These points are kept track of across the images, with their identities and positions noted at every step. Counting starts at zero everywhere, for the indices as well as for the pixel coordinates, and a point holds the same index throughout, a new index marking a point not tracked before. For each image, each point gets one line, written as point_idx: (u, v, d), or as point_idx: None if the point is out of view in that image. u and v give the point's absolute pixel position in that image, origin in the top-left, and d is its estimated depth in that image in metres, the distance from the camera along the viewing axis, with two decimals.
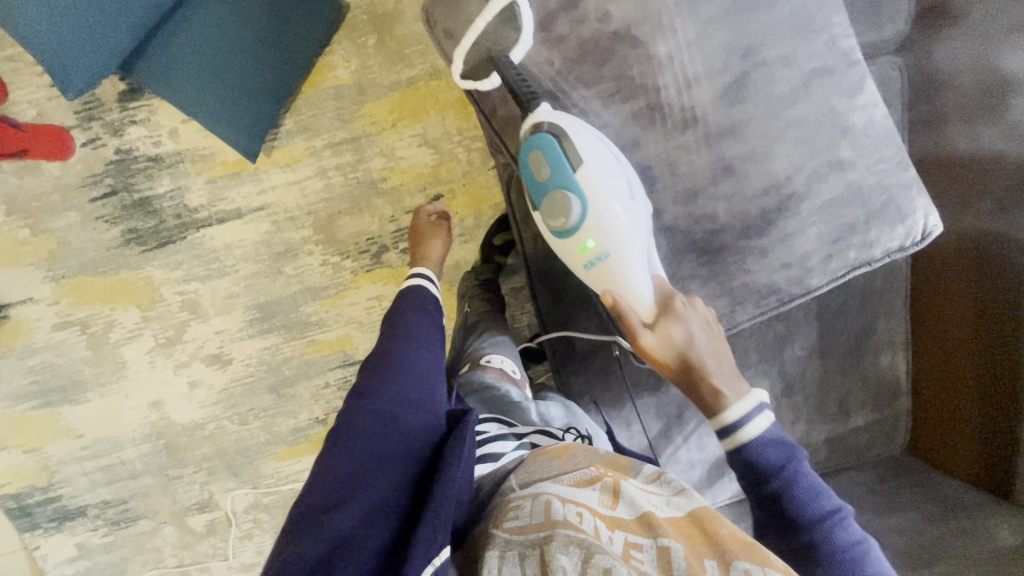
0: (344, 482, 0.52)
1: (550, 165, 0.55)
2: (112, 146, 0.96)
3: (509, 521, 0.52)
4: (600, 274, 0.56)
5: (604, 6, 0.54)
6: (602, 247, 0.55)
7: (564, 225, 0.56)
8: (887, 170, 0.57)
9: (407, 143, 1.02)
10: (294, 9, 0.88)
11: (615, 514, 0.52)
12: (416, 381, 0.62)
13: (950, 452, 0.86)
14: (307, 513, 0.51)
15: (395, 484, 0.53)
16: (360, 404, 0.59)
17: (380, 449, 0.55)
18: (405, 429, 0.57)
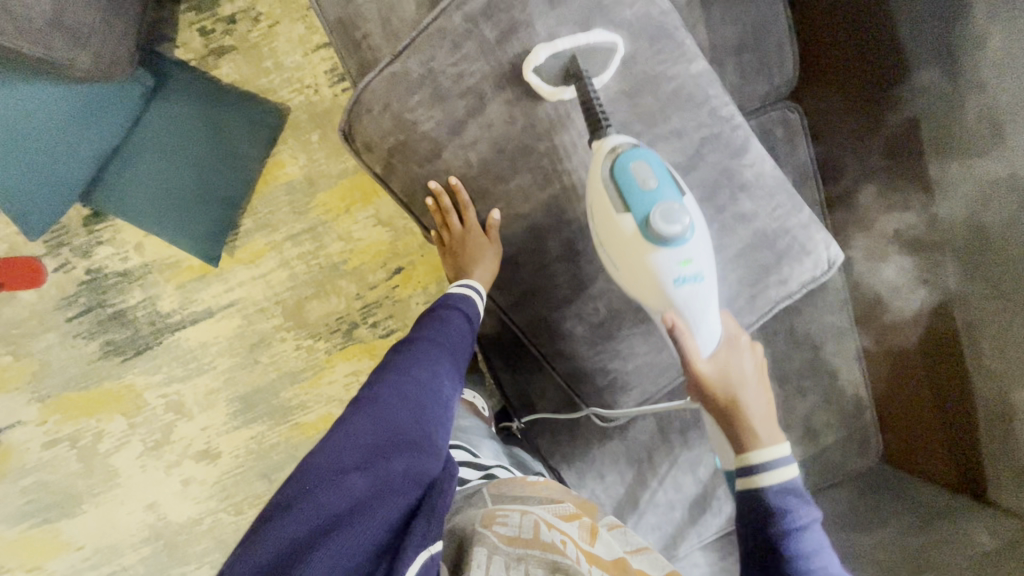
0: (359, 450, 0.52)
1: (656, 176, 0.54)
2: (82, 268, 1.01)
3: (499, 525, 0.58)
4: (678, 295, 0.55)
5: (504, 107, 0.57)
6: (698, 266, 0.55)
7: (664, 233, 0.53)
8: (786, 213, 0.62)
9: (362, 225, 1.06)
10: (239, 126, 0.95)
11: (593, 550, 0.59)
12: (441, 367, 0.61)
13: (921, 457, 0.87)
14: (318, 471, 0.50)
15: (407, 474, 0.52)
16: (384, 383, 0.58)
17: (399, 431, 0.55)
18: (417, 419, 0.56)
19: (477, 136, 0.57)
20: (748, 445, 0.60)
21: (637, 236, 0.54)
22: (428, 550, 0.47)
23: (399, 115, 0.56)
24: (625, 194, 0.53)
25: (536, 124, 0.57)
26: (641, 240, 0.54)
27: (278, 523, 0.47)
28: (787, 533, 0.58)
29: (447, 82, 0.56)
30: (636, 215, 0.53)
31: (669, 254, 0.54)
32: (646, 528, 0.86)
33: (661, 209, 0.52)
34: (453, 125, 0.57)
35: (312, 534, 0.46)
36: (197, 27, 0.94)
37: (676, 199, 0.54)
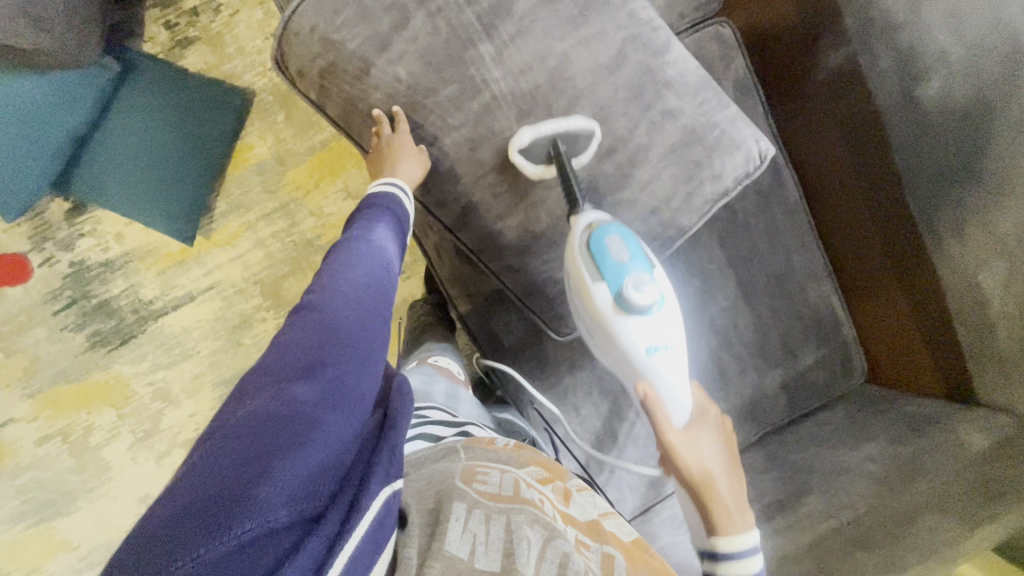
0: (305, 362, 0.45)
1: (629, 251, 0.60)
2: (66, 260, 1.05)
3: (478, 483, 0.53)
4: (648, 364, 0.61)
5: (427, 19, 0.59)
6: (666, 343, 0.61)
7: (633, 300, 0.58)
8: (712, 108, 0.66)
9: (333, 200, 1.09)
10: (204, 107, 0.99)
11: (569, 511, 0.57)
12: (384, 283, 0.56)
13: (907, 369, 0.85)
14: (258, 389, 0.43)
15: (363, 392, 0.47)
16: (325, 288, 0.52)
17: (346, 342, 0.48)
18: (367, 331, 0.50)
19: (403, 51, 0.59)
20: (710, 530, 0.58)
21: (614, 308, 0.60)
22: (392, 484, 0.44)
23: (327, 36, 0.58)
24: (596, 259, 0.60)
25: (458, 35, 0.60)
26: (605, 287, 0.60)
27: (213, 445, 0.39)
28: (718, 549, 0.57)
29: (369, 0, 0.58)
30: (607, 278, 0.59)
31: (637, 321, 0.60)
32: (628, 462, 0.84)
33: (633, 282, 0.58)
34: (378, 40, 0.59)
35: (255, 451, 0.38)
36: (163, 22, 1.00)
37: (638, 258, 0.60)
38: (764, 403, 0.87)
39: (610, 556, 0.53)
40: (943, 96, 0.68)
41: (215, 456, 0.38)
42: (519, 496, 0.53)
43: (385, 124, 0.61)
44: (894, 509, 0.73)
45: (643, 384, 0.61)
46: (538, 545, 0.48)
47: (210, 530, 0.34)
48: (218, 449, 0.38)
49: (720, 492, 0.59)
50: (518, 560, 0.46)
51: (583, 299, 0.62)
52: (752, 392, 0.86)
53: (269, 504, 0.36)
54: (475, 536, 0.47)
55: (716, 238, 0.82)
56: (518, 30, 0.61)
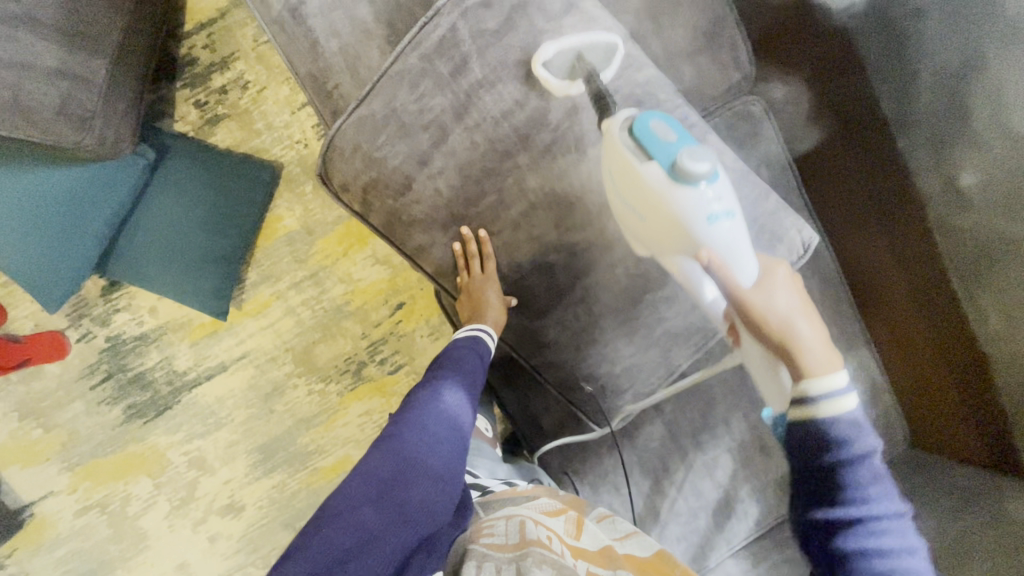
0: (373, 487, 0.53)
1: (676, 132, 0.54)
2: (102, 336, 1.06)
3: (484, 537, 0.54)
4: (708, 231, 0.54)
5: (466, 133, 0.60)
6: (729, 207, 0.54)
7: (690, 172, 0.52)
8: (754, 203, 0.65)
9: (361, 266, 1.10)
10: (235, 184, 1.00)
11: (579, 543, 0.57)
12: (461, 411, 0.61)
13: (953, 438, 0.82)
14: (333, 510, 0.52)
15: (422, 515, 0.53)
16: (403, 417, 0.59)
17: (414, 467, 0.55)
18: (436, 461, 0.57)
19: (443, 164, 0.60)
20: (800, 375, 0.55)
21: (669, 181, 0.53)
22: None
23: (369, 153, 0.60)
24: (644, 143, 0.54)
25: (496, 147, 0.61)
26: (674, 191, 0.53)
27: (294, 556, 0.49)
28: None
29: (409, 118, 0.60)
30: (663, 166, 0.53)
31: (699, 194, 0.53)
32: (670, 538, 0.83)
33: (691, 159, 0.52)
34: (419, 156, 0.60)
35: (322, 566, 0.48)
36: (193, 101, 1.02)
37: (713, 169, 0.53)
38: None
39: None
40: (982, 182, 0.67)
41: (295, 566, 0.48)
42: (527, 539, 0.51)
43: (472, 246, 0.63)
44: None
45: (707, 251, 0.55)
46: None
47: None
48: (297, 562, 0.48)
49: (806, 347, 0.57)
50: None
51: (657, 227, 0.56)
52: None
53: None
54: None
55: None
56: (554, 138, 0.62)
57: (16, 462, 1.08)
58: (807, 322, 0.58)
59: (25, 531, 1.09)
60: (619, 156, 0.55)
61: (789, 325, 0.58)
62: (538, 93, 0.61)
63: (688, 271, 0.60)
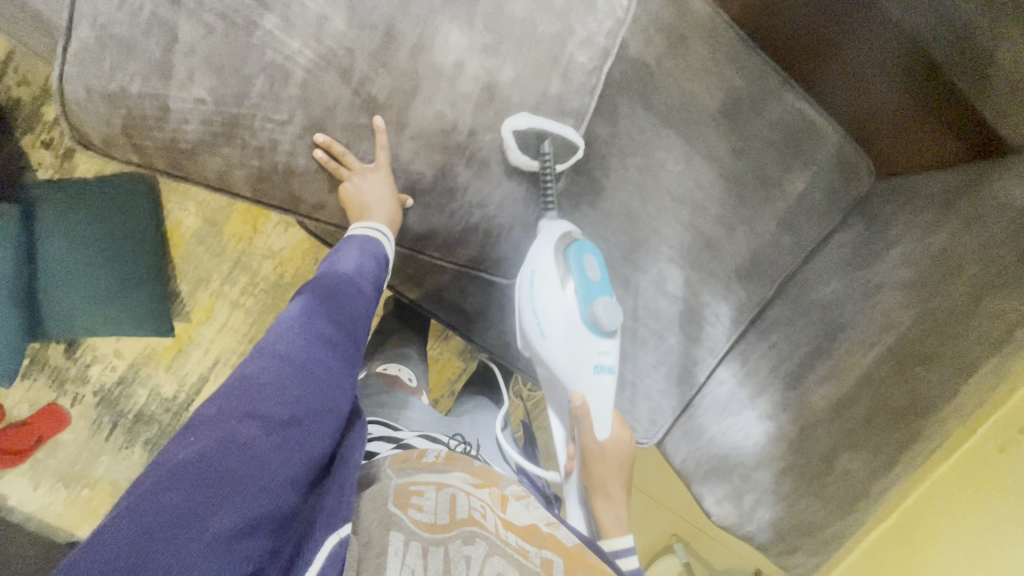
0: (257, 396, 0.46)
1: (599, 272, 0.66)
2: (89, 392, 1.12)
3: (412, 509, 0.51)
4: (595, 377, 0.67)
5: (193, 22, 0.52)
6: (608, 350, 0.67)
7: (600, 319, 0.65)
8: None
9: (276, 235, 1.06)
10: (117, 206, 0.98)
11: (506, 517, 0.53)
12: (355, 323, 0.56)
13: (905, 146, 0.70)
14: (206, 418, 0.44)
15: (319, 434, 0.48)
16: (294, 323, 0.52)
17: (306, 388, 0.48)
18: (334, 373, 0.52)
19: (176, 91, 0.53)
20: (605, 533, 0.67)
21: (555, 254, 0.66)
22: (337, 533, 0.47)
23: (104, 90, 0.52)
24: (573, 275, 0.66)
25: (219, 47, 0.52)
26: (581, 327, 0.66)
27: (152, 487, 0.40)
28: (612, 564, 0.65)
29: (123, 31, 0.51)
30: (571, 247, 0.66)
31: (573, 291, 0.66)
32: (646, 369, 0.79)
33: (596, 302, 0.65)
34: (159, 72, 0.52)
35: (197, 505, 0.39)
36: (40, 143, 0.98)
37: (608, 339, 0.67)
38: (766, 252, 0.76)
39: (549, 559, 0.49)
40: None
41: (151, 501, 0.39)
42: (456, 517, 0.50)
43: (339, 148, 0.58)
44: (934, 310, 0.66)
45: (580, 395, 0.67)
46: (480, 565, 0.45)
47: None
48: (150, 494, 0.39)
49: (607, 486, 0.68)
50: None
51: (553, 315, 0.66)
52: (747, 243, 0.76)
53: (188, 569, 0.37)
54: (414, 570, 0.44)
55: (639, 100, 0.74)
56: None
57: (84, 521, 1.19)
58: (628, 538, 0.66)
59: None
60: (551, 273, 0.66)
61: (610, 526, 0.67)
62: None
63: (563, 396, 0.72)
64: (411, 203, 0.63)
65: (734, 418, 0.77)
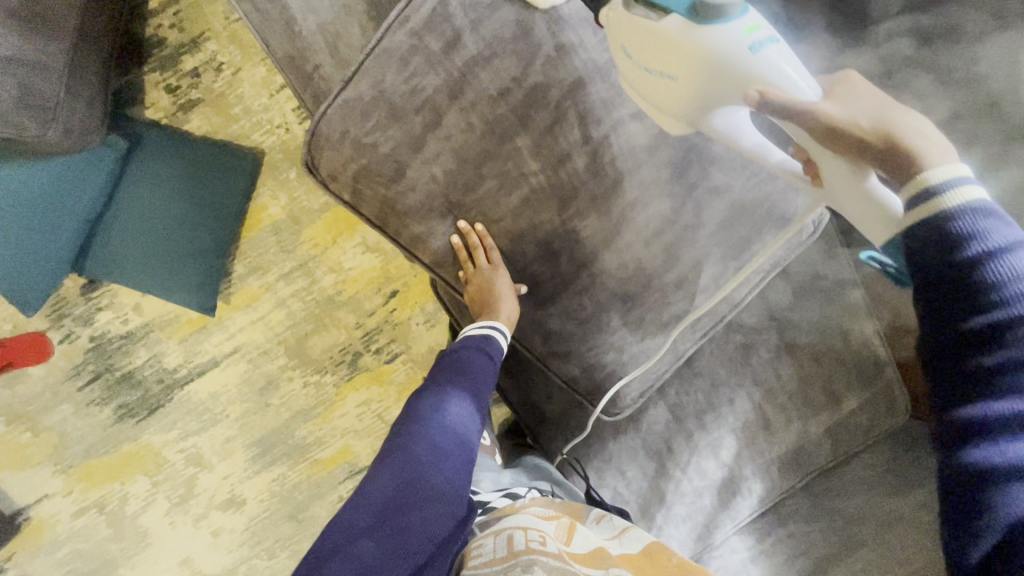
0: (371, 511, 0.53)
1: None
2: (86, 335, 1.03)
3: (474, 559, 0.53)
4: (756, 61, 0.47)
5: (461, 115, 0.56)
6: (767, 28, 0.48)
7: (717, 7, 0.47)
8: (763, 180, 0.63)
9: (352, 254, 1.06)
10: (217, 175, 0.96)
11: (570, 547, 0.58)
12: (468, 430, 0.61)
13: None
14: (340, 531, 0.52)
15: (424, 529, 0.53)
16: (409, 436, 0.59)
17: (411, 494, 0.55)
18: (440, 473, 0.57)
19: (415, 164, 0.57)
20: (914, 166, 0.42)
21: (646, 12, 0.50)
22: None
23: (359, 139, 0.56)
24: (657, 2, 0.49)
25: (473, 143, 0.57)
26: (724, 57, 0.48)
27: None
28: (987, 293, 0.38)
29: (400, 101, 0.56)
30: None
31: (724, 29, 0.47)
32: (676, 519, 0.84)
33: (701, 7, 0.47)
34: (412, 142, 0.56)
35: None
36: (164, 85, 0.96)
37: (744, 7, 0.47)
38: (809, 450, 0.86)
39: None
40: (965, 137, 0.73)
41: None
42: (515, 551, 0.51)
43: (474, 241, 0.60)
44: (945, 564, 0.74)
45: (757, 89, 0.48)
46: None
47: None
48: None
49: (901, 132, 0.43)
50: None
51: (660, 64, 0.51)
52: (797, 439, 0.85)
53: None
54: None
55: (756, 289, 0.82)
56: (556, 119, 0.58)
57: (8, 466, 1.06)
58: (909, 111, 0.44)
59: (23, 532, 1.08)
60: (645, 52, 0.51)
61: (887, 123, 0.44)
62: (540, 65, 0.57)
63: (736, 123, 0.54)
64: (565, 323, 0.64)
65: None
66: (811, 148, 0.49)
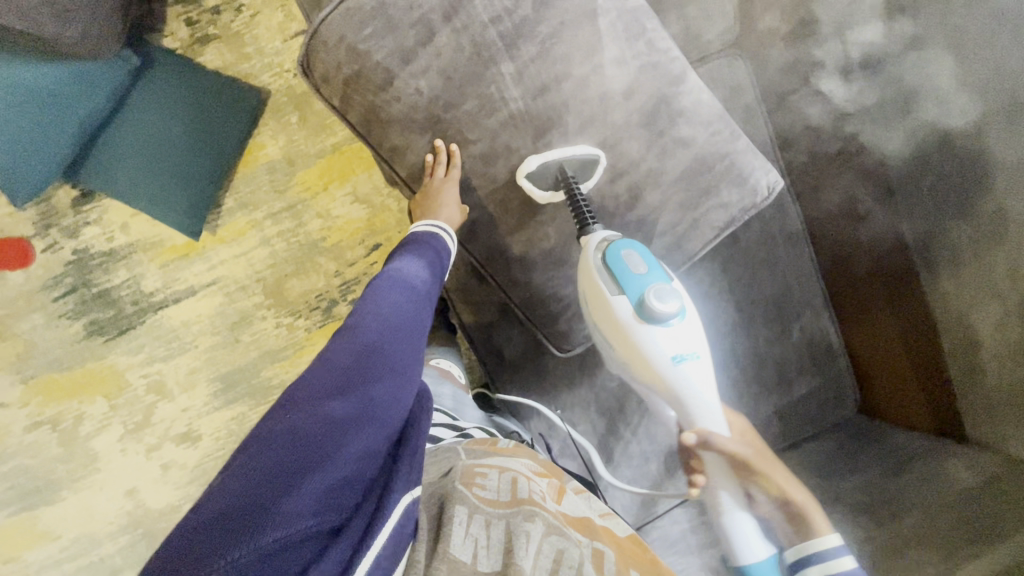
0: (334, 379, 0.51)
1: (645, 262, 0.63)
2: (69, 247, 1.05)
3: (477, 487, 0.56)
4: (675, 373, 0.64)
5: (452, 36, 0.61)
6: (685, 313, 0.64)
7: (657, 312, 0.62)
8: (724, 139, 0.68)
9: (341, 203, 1.09)
10: (221, 106, 1.00)
11: (561, 508, 0.59)
12: (422, 310, 0.61)
13: (894, 400, 0.86)
14: (301, 398, 0.49)
15: (391, 398, 0.52)
16: (365, 313, 0.57)
17: (377, 364, 0.53)
18: (403, 347, 0.56)
19: (405, 75, 0.61)
20: (808, 525, 0.67)
21: (625, 306, 0.63)
22: (412, 494, 0.49)
23: (355, 45, 0.61)
24: (619, 278, 0.63)
25: (460, 63, 0.62)
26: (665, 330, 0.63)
27: (255, 452, 0.45)
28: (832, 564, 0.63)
29: (397, 14, 0.60)
30: (614, 259, 0.63)
31: (661, 330, 0.63)
32: (621, 480, 0.85)
33: (656, 291, 0.62)
34: (403, 54, 0.61)
35: (291, 467, 0.44)
36: (184, 18, 1.02)
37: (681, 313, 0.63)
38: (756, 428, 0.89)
39: (600, 550, 0.55)
40: (933, 134, 0.75)
41: (256, 462, 0.44)
42: (518, 497, 0.56)
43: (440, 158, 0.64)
44: None
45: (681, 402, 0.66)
46: (539, 541, 0.51)
47: (245, 536, 0.40)
48: (254, 462, 0.44)
49: (796, 499, 0.68)
50: (518, 556, 0.49)
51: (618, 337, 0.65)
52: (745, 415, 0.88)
53: (294, 515, 0.42)
54: (477, 539, 0.51)
55: (719, 264, 0.86)
56: (539, 52, 0.62)
57: None
58: (801, 488, 0.69)
59: None
60: (602, 285, 0.64)
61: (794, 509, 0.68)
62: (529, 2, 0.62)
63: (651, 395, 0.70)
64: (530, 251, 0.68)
65: (679, 557, 0.79)
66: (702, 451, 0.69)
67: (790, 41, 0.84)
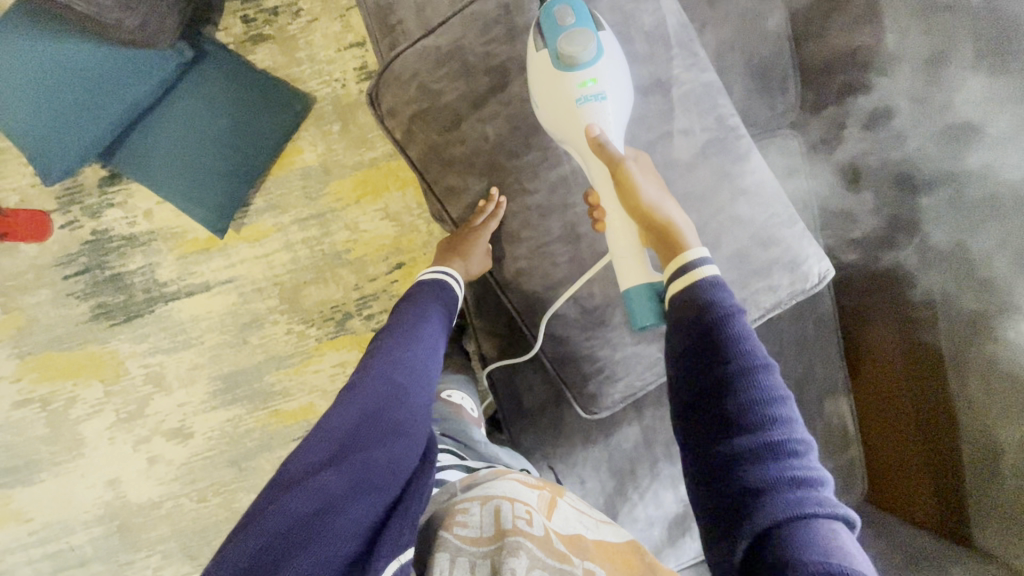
0: (330, 449, 0.54)
1: (574, 15, 0.57)
2: (88, 227, 1.03)
3: (459, 528, 0.54)
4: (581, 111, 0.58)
5: (525, 87, 0.62)
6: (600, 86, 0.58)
7: (574, 58, 0.57)
8: (780, 222, 0.67)
9: (370, 218, 1.08)
10: (265, 107, 0.99)
11: (552, 525, 0.57)
12: (423, 369, 0.64)
13: (905, 494, 0.85)
14: (298, 470, 0.53)
15: (384, 465, 0.54)
16: (367, 376, 0.61)
17: (372, 430, 0.56)
18: (400, 410, 0.59)
19: (472, 118, 0.61)
20: (681, 249, 0.56)
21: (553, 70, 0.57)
22: (399, 560, 0.49)
23: (427, 83, 0.61)
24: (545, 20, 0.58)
25: (528, 113, 0.62)
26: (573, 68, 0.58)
27: (251, 528, 0.48)
28: (747, 404, 0.49)
29: (474, 58, 0.61)
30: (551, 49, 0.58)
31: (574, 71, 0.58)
32: None
33: (572, 38, 0.57)
34: (474, 97, 0.61)
35: (282, 541, 0.47)
36: (241, 15, 1.01)
37: (594, 61, 0.58)
38: None
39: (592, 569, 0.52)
40: None
41: (251, 538, 0.47)
42: (502, 530, 0.53)
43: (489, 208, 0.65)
44: None
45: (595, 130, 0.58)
46: None
47: None
48: (251, 537, 0.47)
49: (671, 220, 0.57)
50: None
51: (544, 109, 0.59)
52: None
53: None
54: None
55: None
56: None
57: None
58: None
59: None
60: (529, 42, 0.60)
61: None
62: None
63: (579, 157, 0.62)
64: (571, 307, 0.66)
65: None
66: (602, 190, 0.60)
67: (849, 125, 0.83)
